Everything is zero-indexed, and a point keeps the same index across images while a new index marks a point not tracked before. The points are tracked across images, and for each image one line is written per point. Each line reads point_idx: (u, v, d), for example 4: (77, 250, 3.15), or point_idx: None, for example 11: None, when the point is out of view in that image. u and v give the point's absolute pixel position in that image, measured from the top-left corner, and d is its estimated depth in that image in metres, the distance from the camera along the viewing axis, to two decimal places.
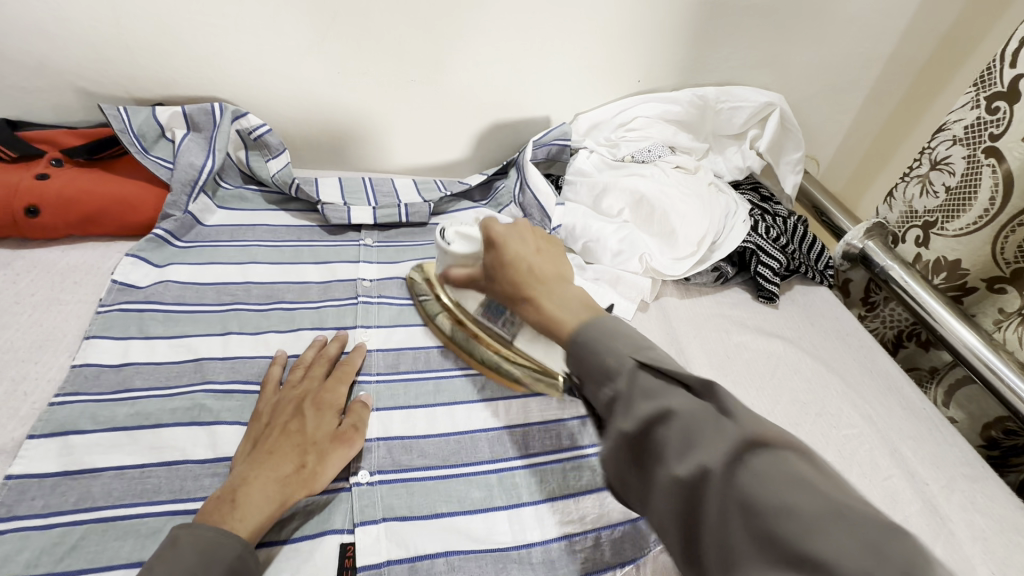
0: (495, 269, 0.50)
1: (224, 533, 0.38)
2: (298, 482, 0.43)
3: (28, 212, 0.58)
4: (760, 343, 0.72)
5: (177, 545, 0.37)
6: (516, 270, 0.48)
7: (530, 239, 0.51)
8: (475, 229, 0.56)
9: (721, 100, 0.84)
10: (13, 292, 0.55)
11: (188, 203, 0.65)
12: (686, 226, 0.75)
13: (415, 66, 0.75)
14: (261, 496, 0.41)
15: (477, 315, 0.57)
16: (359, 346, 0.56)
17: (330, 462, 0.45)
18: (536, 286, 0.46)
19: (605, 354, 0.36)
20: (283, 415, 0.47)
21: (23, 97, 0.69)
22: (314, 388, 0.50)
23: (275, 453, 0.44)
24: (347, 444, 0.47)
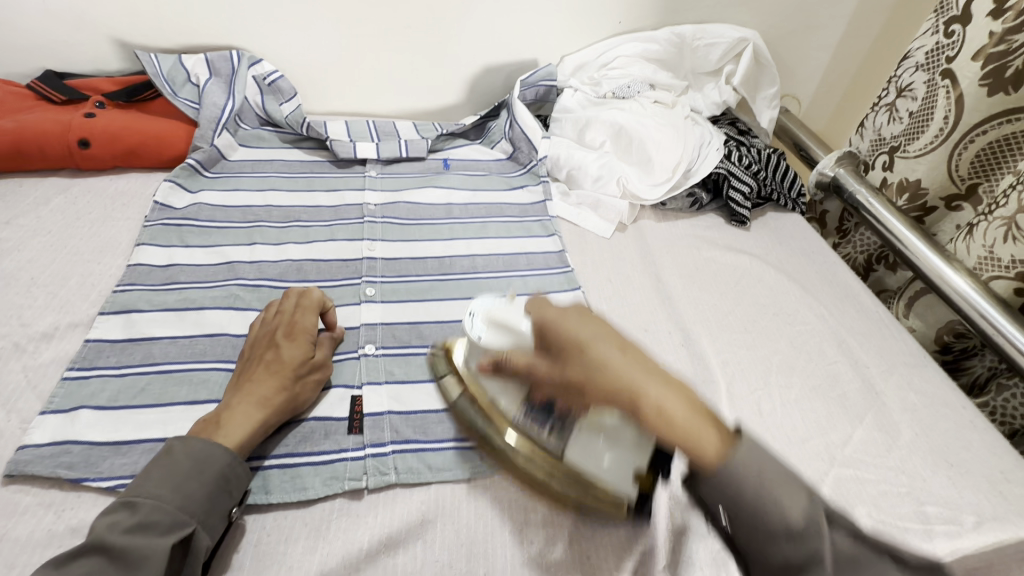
0: (570, 381, 0.41)
1: (213, 449, 0.42)
2: (277, 407, 0.46)
3: (80, 144, 0.68)
4: (728, 258, 0.79)
5: (172, 454, 0.41)
6: (601, 372, 0.39)
7: (601, 327, 0.41)
8: (511, 315, 0.48)
9: (698, 37, 0.89)
10: (75, 210, 0.65)
11: (213, 137, 0.74)
12: (661, 153, 0.81)
13: (409, 13, 0.82)
14: (242, 420, 0.45)
15: (513, 416, 0.47)
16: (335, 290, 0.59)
17: (305, 388, 0.49)
18: (640, 391, 0.37)
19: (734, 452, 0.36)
20: (260, 349, 0.50)
21: (66, 50, 0.78)
22: (287, 321, 0.52)
23: (254, 380, 0.47)
24: (318, 374, 0.50)
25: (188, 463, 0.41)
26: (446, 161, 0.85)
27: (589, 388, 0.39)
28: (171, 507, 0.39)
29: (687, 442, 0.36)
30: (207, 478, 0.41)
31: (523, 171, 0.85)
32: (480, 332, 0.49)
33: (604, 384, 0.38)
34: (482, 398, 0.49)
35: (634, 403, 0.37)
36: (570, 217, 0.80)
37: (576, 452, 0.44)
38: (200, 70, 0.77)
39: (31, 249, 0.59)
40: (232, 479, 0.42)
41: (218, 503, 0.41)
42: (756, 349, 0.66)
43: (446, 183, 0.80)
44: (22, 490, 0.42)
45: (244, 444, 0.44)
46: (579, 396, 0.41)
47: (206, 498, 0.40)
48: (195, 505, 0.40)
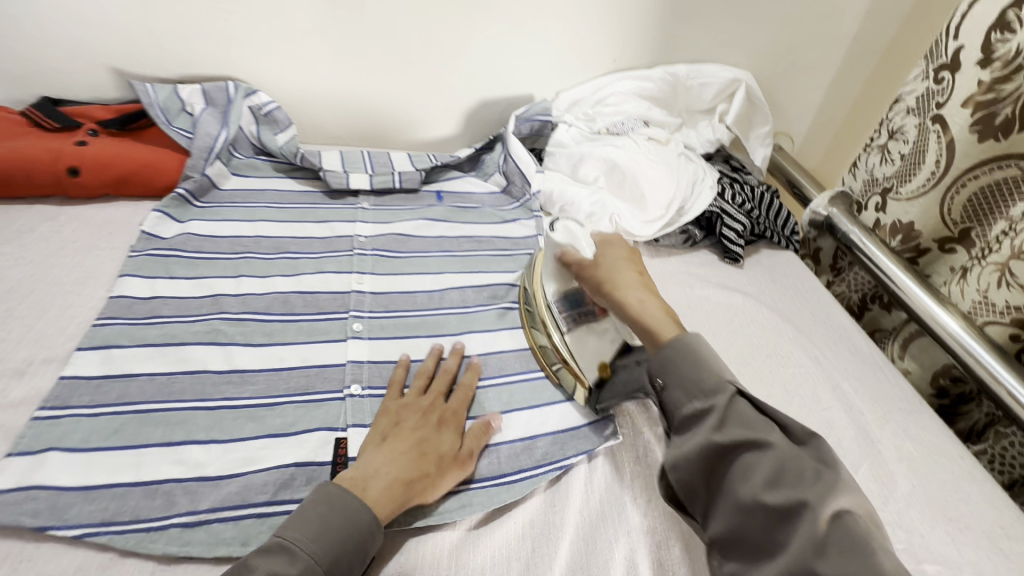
0: (583, 268, 0.59)
1: (358, 508, 0.42)
2: (418, 491, 0.46)
3: (70, 173, 0.68)
4: (721, 296, 0.78)
5: (335, 505, 0.42)
6: (619, 275, 0.57)
7: (631, 264, 0.59)
8: (580, 231, 0.64)
9: (692, 77, 0.90)
10: (61, 239, 0.64)
11: (205, 167, 0.74)
12: (654, 191, 0.81)
13: (406, 47, 0.83)
14: (386, 493, 0.44)
15: (548, 301, 0.63)
16: (475, 366, 0.59)
17: (447, 478, 0.48)
18: (620, 291, 0.55)
19: (706, 377, 0.47)
20: (414, 421, 0.51)
21: (63, 78, 0.78)
22: (444, 408, 0.53)
23: (411, 454, 0.47)
24: (465, 466, 0.50)
25: (341, 522, 0.41)
26: (439, 193, 0.85)
27: (605, 278, 0.57)
28: (319, 569, 0.40)
29: (647, 327, 0.53)
30: (352, 542, 0.41)
31: (516, 205, 0.85)
32: (557, 231, 0.65)
33: (614, 279, 0.57)
34: (540, 309, 0.63)
35: (620, 293, 0.55)
36: None
37: (577, 346, 0.59)
38: (195, 101, 0.77)
39: (12, 278, 0.58)
40: (368, 547, 0.42)
41: (351, 569, 0.41)
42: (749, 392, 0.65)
43: (438, 216, 0.80)
44: None
45: (387, 517, 0.44)
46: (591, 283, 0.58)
47: (348, 561, 0.41)
48: (339, 570, 0.40)
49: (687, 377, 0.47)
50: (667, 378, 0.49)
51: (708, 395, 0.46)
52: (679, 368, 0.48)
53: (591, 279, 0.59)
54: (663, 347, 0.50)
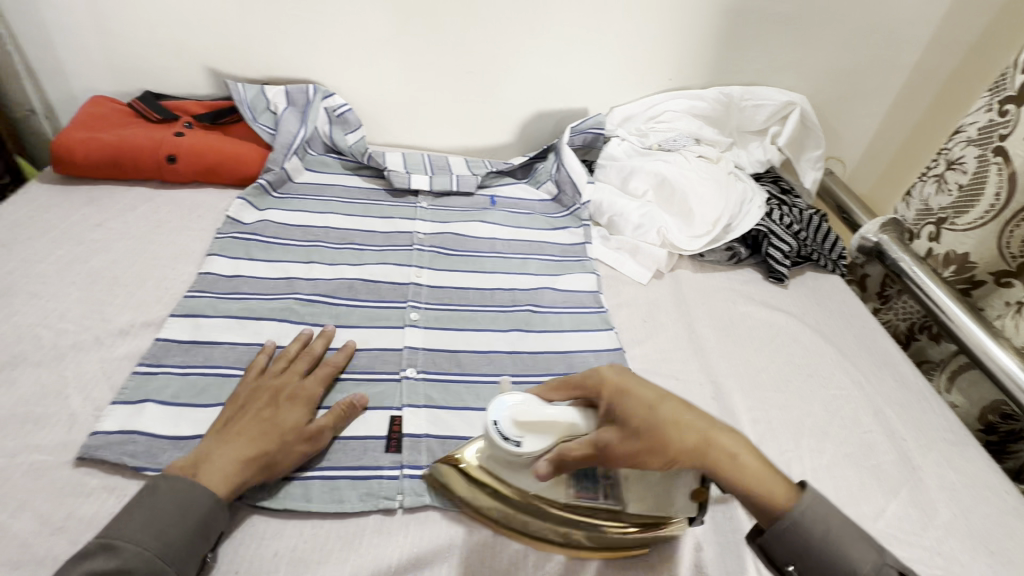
0: (630, 426, 0.43)
1: (189, 490, 0.43)
2: (257, 471, 0.46)
3: (169, 160, 0.75)
4: (763, 314, 0.79)
5: (156, 493, 0.43)
6: (689, 433, 0.44)
7: (673, 409, 0.44)
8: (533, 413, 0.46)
9: (746, 98, 0.91)
10: (157, 218, 0.71)
11: (284, 160, 0.80)
12: (702, 207, 0.83)
13: (472, 59, 0.88)
14: (219, 473, 0.44)
15: (568, 501, 0.47)
16: (347, 346, 0.59)
17: (291, 454, 0.48)
18: (688, 453, 0.43)
19: (856, 556, 0.42)
20: (259, 404, 0.50)
21: (164, 75, 0.87)
22: (296, 383, 0.53)
23: (240, 434, 0.47)
24: (309, 442, 0.49)
25: (173, 508, 0.42)
26: (493, 198, 0.89)
27: (667, 450, 0.43)
28: (150, 556, 0.40)
29: (761, 496, 0.44)
30: (185, 525, 0.41)
31: (566, 213, 0.88)
32: (518, 437, 0.46)
33: (676, 445, 0.43)
34: (543, 501, 0.47)
35: (706, 454, 0.44)
36: (609, 260, 0.81)
37: (644, 520, 0.47)
38: (279, 101, 0.84)
39: (116, 250, 0.65)
40: (211, 525, 0.42)
41: (192, 549, 0.41)
42: (789, 409, 0.65)
43: (491, 219, 0.84)
44: (87, 473, 0.46)
45: (224, 496, 0.44)
46: (646, 454, 0.43)
47: (183, 546, 0.41)
48: (174, 555, 0.40)
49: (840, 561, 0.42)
50: (802, 565, 0.43)
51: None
52: (816, 554, 0.43)
53: (653, 456, 0.43)
54: (790, 518, 0.43)
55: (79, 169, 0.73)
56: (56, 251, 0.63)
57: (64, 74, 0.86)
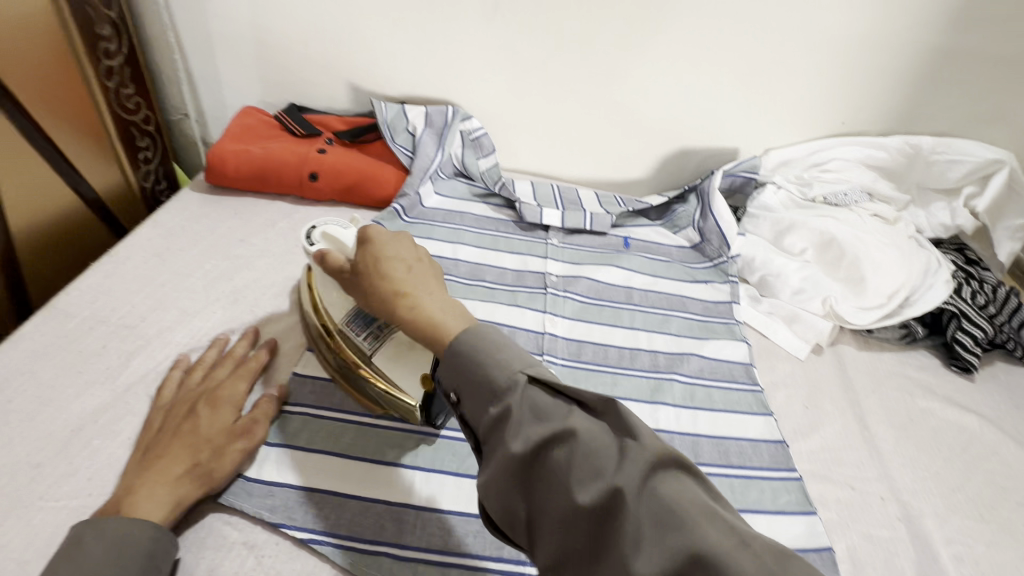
0: (362, 270, 0.43)
1: (124, 525, 0.38)
2: (190, 484, 0.42)
3: (310, 176, 0.74)
4: (950, 414, 0.66)
5: (85, 543, 0.37)
6: (387, 276, 0.41)
7: (405, 250, 0.43)
8: (338, 234, 0.48)
9: (939, 151, 0.78)
10: (294, 235, 0.70)
11: (419, 185, 0.78)
12: (879, 276, 0.72)
13: (620, 89, 0.82)
14: (151, 502, 0.40)
15: (342, 324, 0.48)
16: (268, 344, 0.54)
17: (227, 457, 0.44)
18: (393, 287, 0.41)
19: (497, 371, 0.36)
20: (175, 417, 0.46)
21: (310, 89, 0.88)
22: (213, 389, 0.48)
23: (164, 455, 0.43)
24: (243, 440, 0.46)
25: (101, 551, 0.37)
26: (626, 240, 0.82)
27: (370, 280, 0.42)
28: None
29: (424, 332, 0.39)
30: (128, 564, 0.37)
31: (708, 264, 0.79)
32: (315, 241, 0.49)
33: (370, 282, 0.42)
34: (325, 315, 0.50)
35: (388, 288, 0.41)
36: (760, 326, 0.72)
37: (380, 362, 0.47)
38: (418, 121, 0.81)
39: (258, 268, 0.65)
40: (160, 555, 0.39)
41: None
42: (998, 550, 0.53)
43: (627, 264, 0.77)
44: (227, 523, 0.44)
45: (162, 522, 0.40)
46: (365, 296, 0.43)
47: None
48: None
49: (476, 369, 0.36)
50: (459, 386, 0.37)
51: (560, 436, 0.32)
52: (469, 370, 0.37)
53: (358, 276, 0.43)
54: (449, 350, 0.38)
55: (227, 180, 0.74)
56: (203, 264, 0.63)
57: (220, 82, 0.89)
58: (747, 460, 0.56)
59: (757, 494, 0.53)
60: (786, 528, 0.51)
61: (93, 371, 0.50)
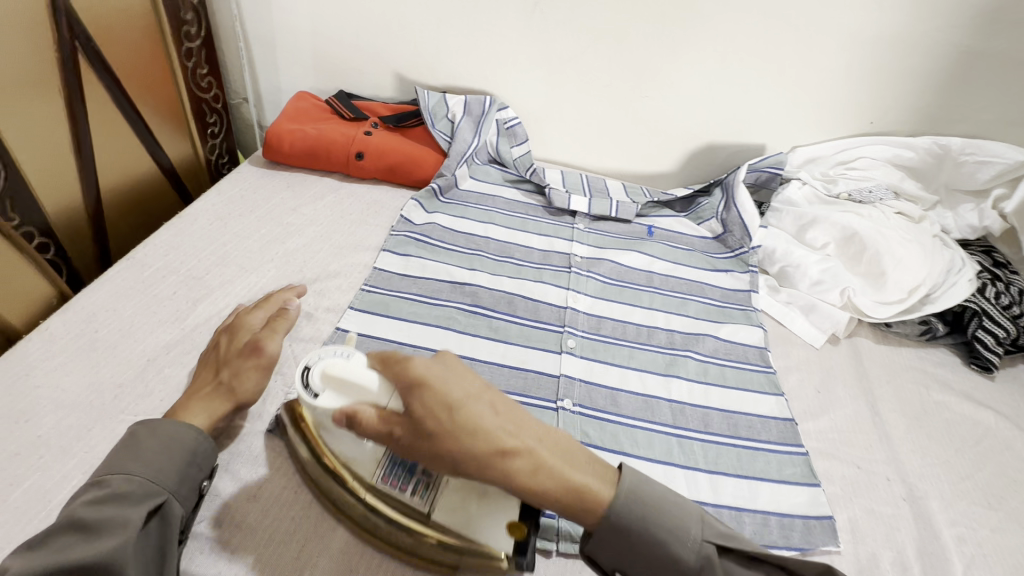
0: (432, 431, 0.39)
1: (172, 427, 0.45)
2: (220, 396, 0.49)
3: (356, 156, 0.80)
4: (965, 408, 0.67)
5: (136, 437, 0.43)
6: (468, 426, 0.39)
7: (465, 387, 0.40)
8: (344, 366, 0.42)
9: (968, 152, 0.79)
10: (340, 209, 0.76)
11: (456, 168, 0.83)
12: (900, 270, 0.73)
13: (650, 83, 0.85)
14: (191, 414, 0.47)
15: (373, 481, 0.45)
16: (288, 288, 0.61)
17: (246, 371, 0.50)
18: (500, 453, 0.39)
19: (682, 549, 0.41)
20: (207, 352, 0.53)
21: (359, 77, 0.94)
22: (230, 327, 0.55)
23: (196, 380, 0.50)
24: (257, 356, 0.51)
25: (151, 443, 0.43)
26: (650, 228, 0.85)
27: (459, 450, 0.39)
28: (150, 485, 0.41)
29: (574, 496, 0.40)
30: (175, 456, 0.43)
31: (729, 254, 0.82)
32: (319, 390, 0.43)
33: (445, 446, 0.39)
34: (348, 476, 0.46)
35: (508, 455, 0.39)
36: (777, 314, 0.74)
37: (449, 518, 0.44)
38: (457, 109, 0.87)
39: (307, 235, 0.71)
40: (201, 454, 0.45)
41: (187, 475, 0.44)
42: (1003, 535, 0.54)
43: (650, 250, 0.80)
44: (278, 446, 0.50)
45: (206, 429, 0.47)
46: (443, 459, 0.39)
47: (177, 473, 0.43)
48: (172, 480, 0.43)
49: (658, 542, 0.41)
50: (628, 564, 0.42)
51: (692, 572, 0.40)
52: (643, 540, 0.41)
53: (433, 446, 0.39)
54: (609, 518, 0.40)
55: (281, 157, 0.81)
56: (259, 229, 0.70)
57: (278, 70, 0.96)
58: (756, 433, 0.58)
59: (763, 463, 0.56)
60: (788, 495, 0.53)
61: (165, 312, 0.57)
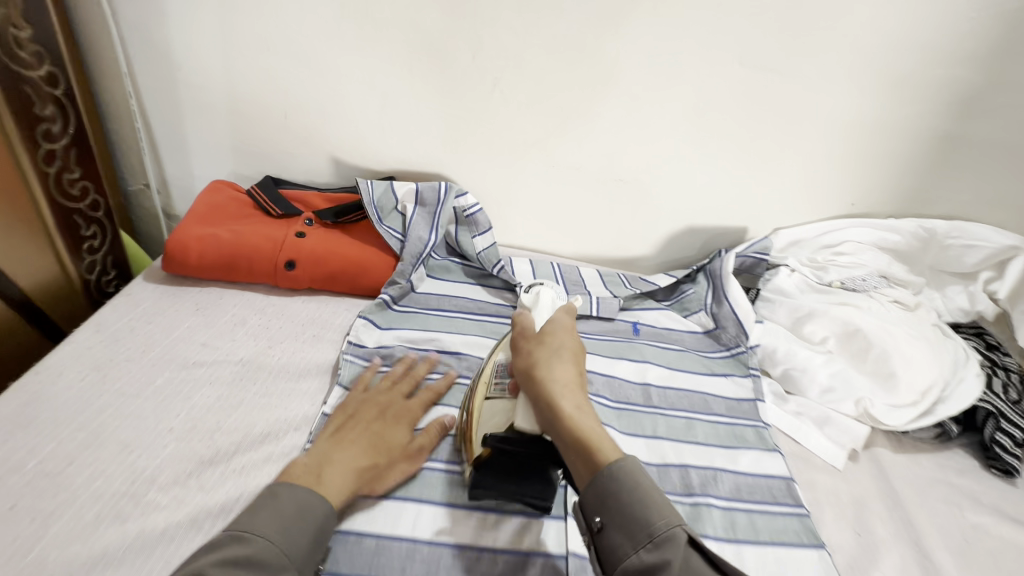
0: (529, 350, 0.54)
1: (313, 499, 0.43)
2: (366, 480, 0.48)
3: (286, 265, 0.66)
4: (1005, 530, 0.60)
5: (279, 496, 0.42)
6: (544, 352, 0.53)
7: (574, 342, 0.55)
8: (546, 305, 0.65)
9: (953, 235, 0.76)
10: (268, 336, 0.61)
11: (411, 271, 0.70)
12: (910, 371, 0.67)
13: (624, 166, 0.78)
14: (340, 483, 0.46)
15: (495, 360, 0.57)
16: (432, 358, 0.61)
17: (394, 471, 0.50)
18: (562, 399, 0.48)
19: (655, 514, 0.40)
20: (368, 414, 0.52)
21: (289, 162, 0.80)
22: (401, 404, 0.55)
23: (355, 445, 0.49)
24: (410, 461, 0.51)
25: (291, 505, 0.41)
26: (636, 325, 0.76)
27: (534, 363, 0.51)
28: (279, 550, 0.39)
29: (574, 435, 0.45)
30: (308, 526, 0.41)
31: (725, 354, 0.73)
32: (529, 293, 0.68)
33: (533, 358, 0.52)
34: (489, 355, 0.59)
35: (547, 386, 0.49)
36: (790, 430, 0.66)
37: (486, 410, 0.53)
38: (408, 199, 0.73)
39: (221, 381, 0.55)
40: (325, 530, 0.42)
41: (311, 553, 0.41)
42: None
43: (641, 357, 0.70)
44: None
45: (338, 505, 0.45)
46: (523, 358, 0.53)
47: (305, 546, 0.40)
48: (297, 553, 0.40)
49: (637, 526, 0.40)
50: (607, 512, 0.42)
51: (654, 541, 0.39)
52: (622, 508, 0.41)
53: (533, 350, 0.53)
54: (595, 473, 0.43)
55: (189, 270, 0.65)
56: (154, 378, 0.53)
57: (187, 153, 0.81)
58: None
59: None
60: None
61: None
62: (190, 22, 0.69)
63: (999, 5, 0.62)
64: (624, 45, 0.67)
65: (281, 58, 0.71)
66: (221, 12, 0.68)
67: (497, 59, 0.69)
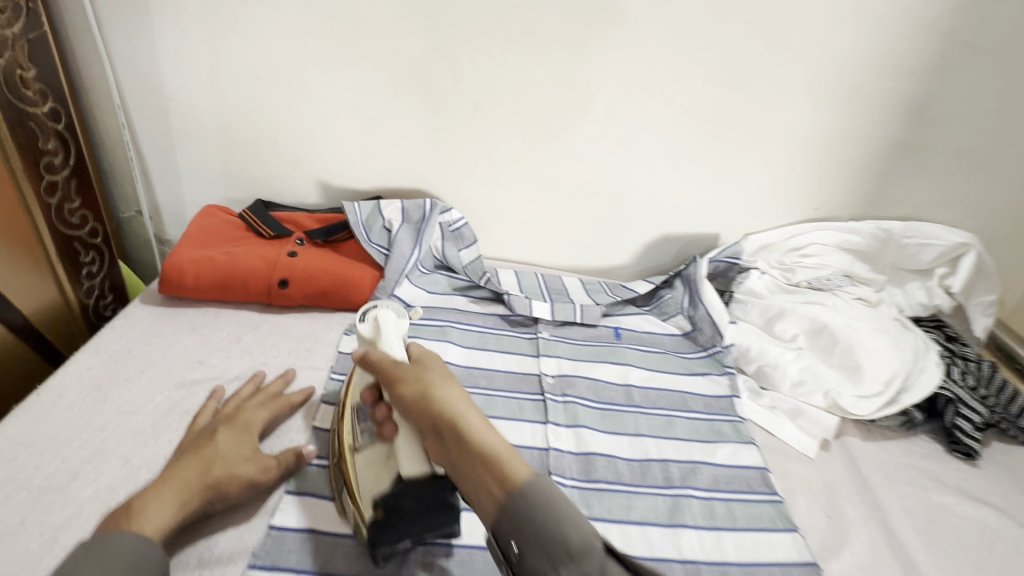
0: (403, 384, 0.46)
1: (122, 535, 0.40)
2: (201, 497, 0.45)
3: (279, 284, 0.68)
4: (967, 509, 0.63)
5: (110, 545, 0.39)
6: (420, 387, 0.45)
7: (445, 375, 0.47)
8: (390, 321, 0.53)
9: (909, 235, 0.81)
10: (262, 353, 0.63)
11: (394, 287, 0.73)
12: (874, 363, 0.71)
13: (601, 179, 0.82)
14: (164, 504, 0.43)
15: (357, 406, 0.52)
16: (286, 374, 0.60)
17: (237, 479, 0.48)
18: (460, 414, 0.43)
19: (571, 532, 0.36)
20: (205, 435, 0.50)
21: (279, 185, 0.83)
22: (248, 414, 0.53)
23: (186, 466, 0.47)
24: (259, 466, 0.49)
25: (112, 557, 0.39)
26: (617, 330, 0.79)
27: (425, 410, 0.44)
28: None
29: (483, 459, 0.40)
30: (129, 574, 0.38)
31: (703, 354, 0.77)
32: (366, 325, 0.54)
33: (415, 399, 0.45)
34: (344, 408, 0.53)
35: (444, 424, 0.42)
36: (765, 423, 0.69)
37: (362, 468, 0.49)
38: (394, 217, 0.76)
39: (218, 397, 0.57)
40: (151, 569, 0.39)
41: None
42: None
43: (624, 359, 0.73)
44: None
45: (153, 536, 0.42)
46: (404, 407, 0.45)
47: None
48: None
49: (550, 542, 0.36)
50: (531, 548, 0.36)
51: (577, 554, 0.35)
52: (534, 517, 0.37)
53: (411, 388, 0.46)
54: (511, 495, 0.38)
55: (184, 292, 0.67)
56: (153, 397, 0.55)
57: (179, 178, 0.83)
58: None
59: None
60: None
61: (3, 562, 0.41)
62: (180, 55, 0.72)
63: (933, 24, 0.67)
64: (595, 66, 0.72)
65: (270, 87, 0.74)
66: (211, 45, 0.71)
67: (476, 82, 0.73)
